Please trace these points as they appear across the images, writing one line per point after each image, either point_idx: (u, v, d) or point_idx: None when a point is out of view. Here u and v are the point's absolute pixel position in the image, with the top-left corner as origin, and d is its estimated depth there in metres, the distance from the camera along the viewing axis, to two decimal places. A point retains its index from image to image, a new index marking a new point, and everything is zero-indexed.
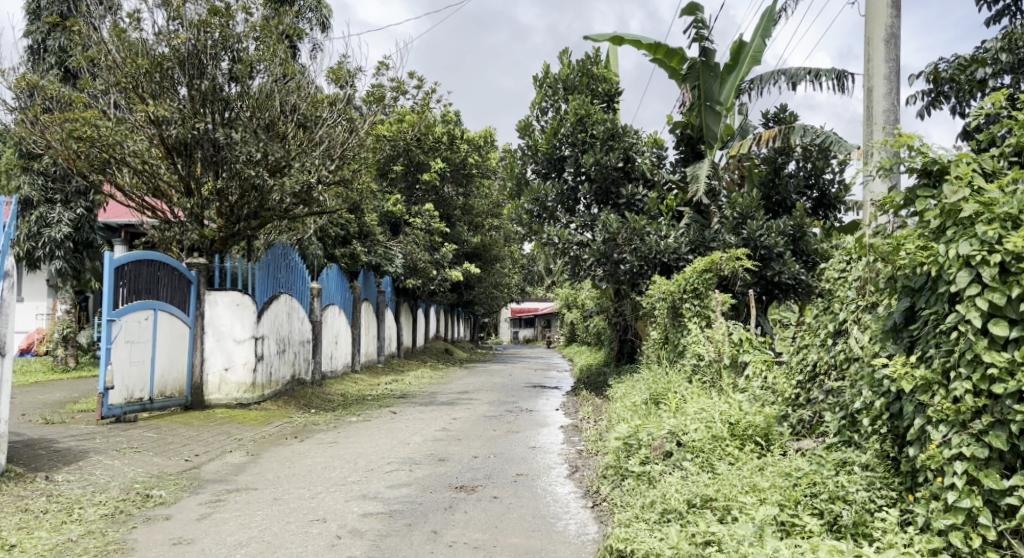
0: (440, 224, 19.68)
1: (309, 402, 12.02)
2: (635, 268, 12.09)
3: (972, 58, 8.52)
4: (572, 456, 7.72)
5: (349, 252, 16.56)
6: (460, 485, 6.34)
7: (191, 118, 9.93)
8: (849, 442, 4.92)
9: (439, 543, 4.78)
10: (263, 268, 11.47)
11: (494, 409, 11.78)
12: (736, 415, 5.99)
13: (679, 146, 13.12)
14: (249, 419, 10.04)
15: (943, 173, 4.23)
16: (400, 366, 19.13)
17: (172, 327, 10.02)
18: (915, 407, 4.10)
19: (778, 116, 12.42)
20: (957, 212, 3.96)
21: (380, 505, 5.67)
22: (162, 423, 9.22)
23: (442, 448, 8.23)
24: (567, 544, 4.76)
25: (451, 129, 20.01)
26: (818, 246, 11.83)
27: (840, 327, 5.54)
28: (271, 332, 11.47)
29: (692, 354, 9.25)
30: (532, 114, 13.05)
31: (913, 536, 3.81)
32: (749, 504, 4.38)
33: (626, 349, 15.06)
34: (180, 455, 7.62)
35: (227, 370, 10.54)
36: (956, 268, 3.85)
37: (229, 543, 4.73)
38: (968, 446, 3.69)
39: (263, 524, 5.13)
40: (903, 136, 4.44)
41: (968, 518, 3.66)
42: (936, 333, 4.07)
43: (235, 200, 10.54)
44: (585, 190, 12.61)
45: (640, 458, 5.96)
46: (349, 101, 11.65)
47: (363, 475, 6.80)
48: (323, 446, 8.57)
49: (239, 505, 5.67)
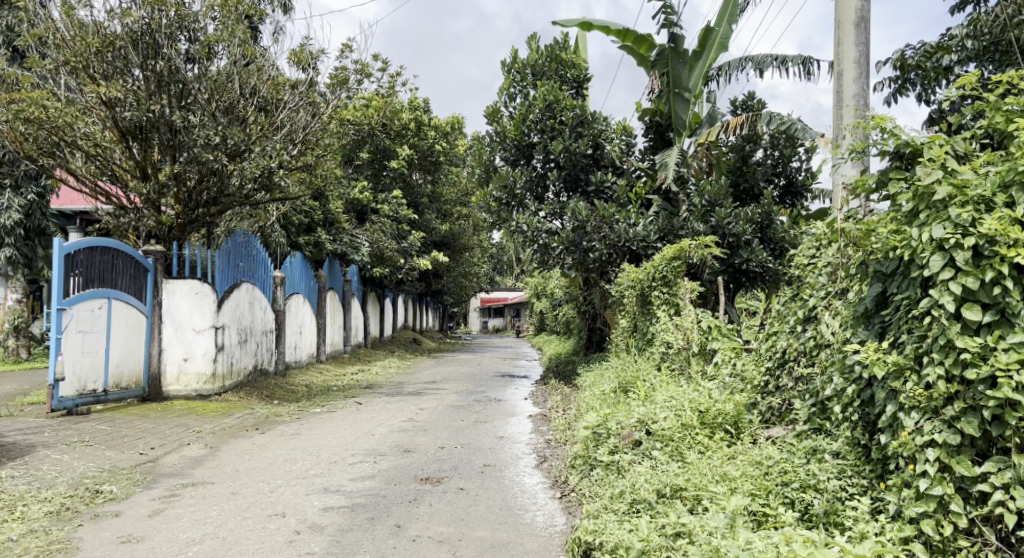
0: (407, 211, 19.42)
1: (272, 393, 11.76)
2: (604, 256, 12.00)
3: (937, 45, 8.56)
4: (540, 445, 7.61)
5: (314, 240, 16.17)
6: (425, 476, 6.18)
7: (147, 100, 9.50)
8: (819, 430, 4.87)
9: (403, 537, 4.62)
10: (224, 256, 11.17)
11: (461, 398, 11.63)
12: (706, 403, 5.91)
13: (648, 134, 13.06)
14: (209, 411, 9.76)
15: (915, 156, 4.15)
16: (366, 356, 18.86)
17: (127, 316, 9.68)
18: (886, 394, 4.04)
19: (747, 103, 12.44)
20: (930, 195, 3.87)
21: (342, 498, 5.50)
22: (116, 416, 8.90)
23: (408, 439, 8.06)
24: (534, 537, 4.64)
25: (419, 115, 19.75)
26: (786, 234, 11.81)
27: (810, 313, 5.48)
28: (232, 322, 11.18)
29: (661, 342, 9.20)
30: (499, 100, 12.90)
31: (885, 525, 3.74)
32: (720, 494, 4.29)
33: (595, 337, 15.00)
34: (134, 449, 7.34)
35: (186, 360, 10.25)
36: (929, 252, 3.78)
37: (181, 541, 4.51)
38: (940, 433, 3.61)
39: (218, 520, 4.92)
40: (875, 118, 4.35)
41: (940, 506, 3.59)
42: (908, 318, 4.00)
43: (193, 185, 10.25)
44: (554, 177, 12.48)
45: (609, 448, 5.86)
46: (312, 85, 11.34)
47: (326, 467, 6.60)
48: (285, 438, 8.34)
49: (194, 500, 5.44)
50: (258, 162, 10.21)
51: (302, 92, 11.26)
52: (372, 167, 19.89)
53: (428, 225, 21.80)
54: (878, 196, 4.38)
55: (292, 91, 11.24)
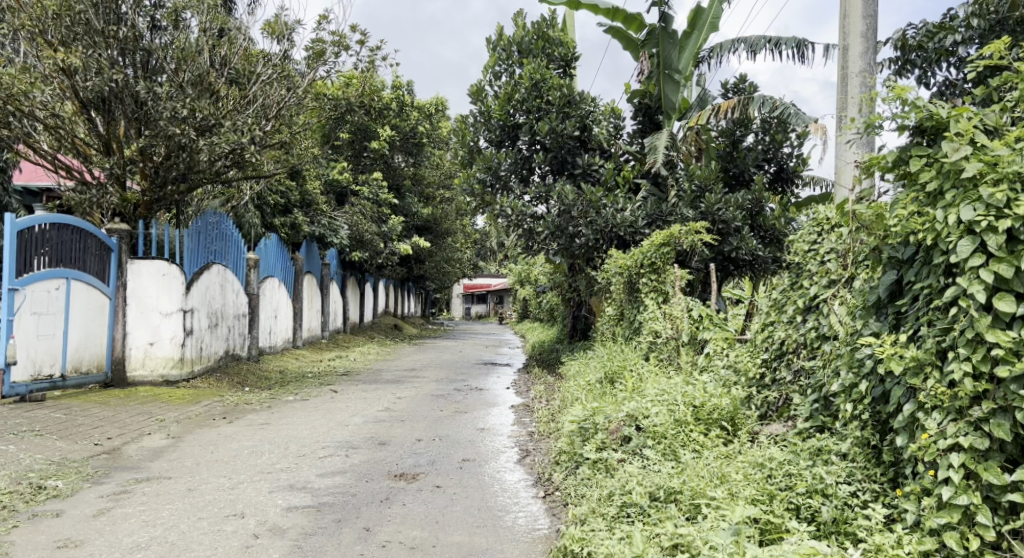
0: (388, 194, 18.93)
1: (244, 379, 11.30)
2: (590, 242, 11.63)
3: (940, 24, 8.18)
4: (522, 438, 7.24)
5: (290, 221, 15.44)
6: (399, 472, 5.78)
7: (110, 69, 8.88)
8: (823, 428, 4.56)
9: (371, 543, 4.22)
10: (192, 237, 10.66)
11: (441, 387, 11.23)
12: (701, 398, 5.56)
13: (637, 117, 12.65)
14: (175, 398, 9.29)
15: (939, 130, 3.70)
16: (345, 342, 18.38)
17: (88, 298, 9.15)
18: (904, 391, 3.67)
19: (738, 86, 12.19)
20: (957, 172, 3.49)
21: (308, 497, 5.08)
22: (74, 403, 8.38)
23: (383, 430, 7.64)
24: (515, 543, 4.25)
25: (401, 95, 19.29)
26: (776, 221, 11.43)
27: (811, 303, 5.16)
28: (202, 305, 10.69)
29: (648, 332, 8.88)
30: (484, 79, 12.45)
31: (903, 536, 3.39)
32: (720, 498, 3.91)
33: (580, 325, 14.64)
34: (89, 439, 6.87)
35: (152, 345, 9.75)
36: (957, 236, 3.41)
37: (124, 545, 4.07)
38: (966, 436, 3.28)
39: (170, 522, 4.48)
40: (895, 88, 3.87)
41: (965, 516, 3.27)
42: (929, 309, 3.65)
43: (160, 160, 9.71)
44: (540, 159, 12.06)
45: (597, 444, 5.49)
46: (286, 57, 10.77)
47: (294, 461, 6.19)
48: (253, 428, 7.88)
49: (147, 498, 5.00)
50: (227, 137, 9.56)
51: (275, 65, 10.66)
52: (353, 148, 19.38)
53: (410, 209, 21.34)
54: (893, 176, 3.93)
55: (265, 63, 10.69)
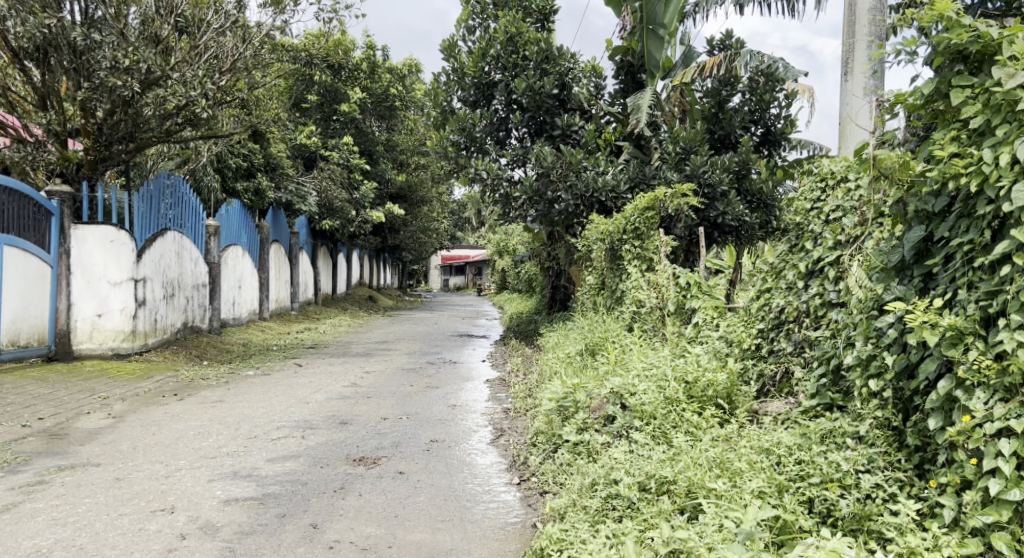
0: (359, 159, 18.12)
1: (202, 352, 10.62)
2: (570, 207, 10.99)
3: None
4: (497, 416, 6.67)
5: (254, 186, 14.55)
6: (358, 456, 5.20)
7: (42, 13, 8.00)
8: (833, 407, 4.04)
9: (317, 544, 3.63)
10: (144, 201, 9.89)
11: (413, 360, 10.67)
12: (694, 373, 4.98)
13: (619, 75, 11.96)
14: (124, 373, 8.61)
15: (990, 55, 3.07)
16: (315, 313, 17.69)
17: (25, 266, 8.39)
18: (938, 365, 3.12)
19: (724, 43, 11.61)
20: (1013, 105, 2.91)
21: (251, 487, 4.48)
22: (8, 379, 7.67)
23: (347, 408, 7.03)
24: (485, 541, 3.69)
25: (372, 56, 18.49)
26: (763, 186, 10.88)
27: (814, 267, 4.62)
28: (156, 274, 9.97)
29: (631, 301, 8.33)
30: (457, 33, 11.69)
31: (941, 537, 2.86)
32: (722, 493, 3.36)
33: (559, 296, 14.09)
34: (17, 421, 6.19)
35: (100, 316, 9.04)
36: (1010, 179, 2.88)
37: (20, 551, 3.48)
38: (1019, 418, 2.74)
39: (85, 519, 3.87)
40: (935, 5, 3.12)
41: (1016, 514, 2.74)
42: (969, 269, 3.10)
43: (103, 117, 8.85)
44: (517, 119, 11.35)
45: (578, 425, 4.97)
46: (241, 6, 9.86)
47: (243, 444, 5.58)
48: (204, 406, 7.24)
49: (64, 490, 4.38)
50: (176, 91, 8.76)
51: (228, 13, 9.81)
52: (322, 111, 18.71)
53: (383, 176, 20.58)
54: (925, 116, 3.35)
55: (217, 10, 9.86)
